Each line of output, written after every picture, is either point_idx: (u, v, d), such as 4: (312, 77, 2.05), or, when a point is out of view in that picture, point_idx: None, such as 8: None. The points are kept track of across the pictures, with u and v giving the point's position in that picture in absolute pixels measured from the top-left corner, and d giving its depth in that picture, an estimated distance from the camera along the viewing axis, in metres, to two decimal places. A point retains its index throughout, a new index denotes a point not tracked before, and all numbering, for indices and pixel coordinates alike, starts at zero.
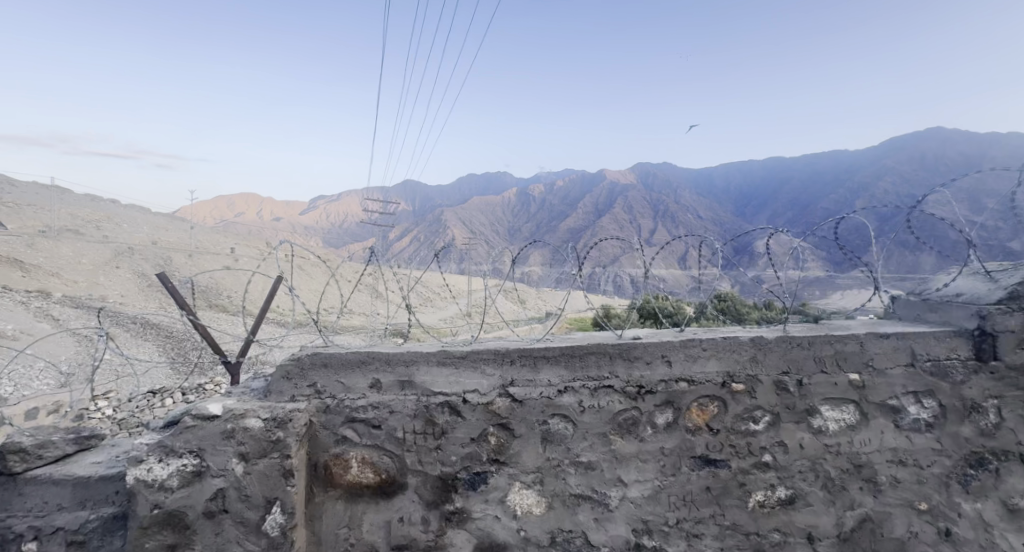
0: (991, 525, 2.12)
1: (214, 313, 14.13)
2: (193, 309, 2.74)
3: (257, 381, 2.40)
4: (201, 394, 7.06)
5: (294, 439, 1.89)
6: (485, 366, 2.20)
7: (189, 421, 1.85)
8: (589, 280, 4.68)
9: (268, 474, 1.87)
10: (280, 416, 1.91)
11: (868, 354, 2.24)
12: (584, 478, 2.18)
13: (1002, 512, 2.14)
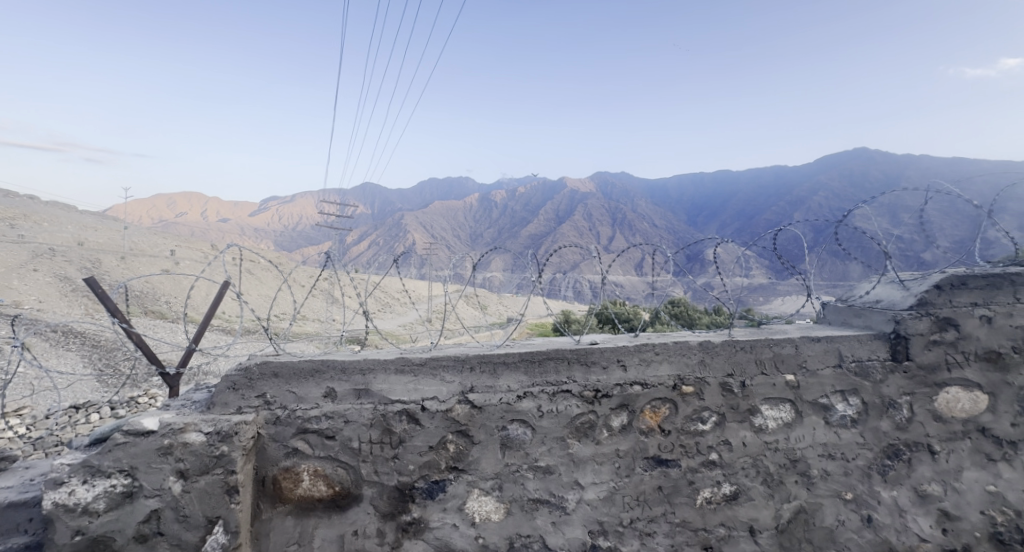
0: (905, 511, 2.30)
1: (150, 322, 13.36)
2: (127, 316, 2.58)
3: (200, 393, 2.32)
4: (133, 408, 6.66)
5: (239, 453, 1.85)
6: (445, 373, 2.22)
7: (120, 439, 1.77)
8: (550, 286, 4.74)
9: (210, 492, 1.82)
10: (225, 429, 1.86)
11: (802, 356, 2.40)
12: (542, 482, 2.23)
13: (915, 499, 2.32)
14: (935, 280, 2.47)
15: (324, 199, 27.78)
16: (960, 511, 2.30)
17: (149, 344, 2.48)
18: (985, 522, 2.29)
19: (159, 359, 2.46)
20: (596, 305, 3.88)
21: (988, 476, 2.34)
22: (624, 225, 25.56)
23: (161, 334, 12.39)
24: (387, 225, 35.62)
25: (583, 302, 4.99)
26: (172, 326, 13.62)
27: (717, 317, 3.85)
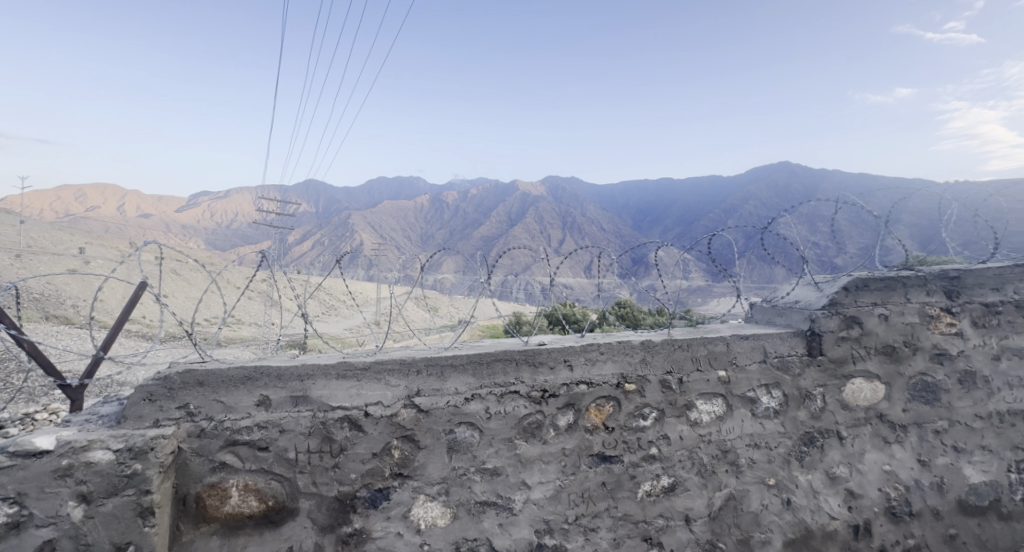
0: (819, 493, 2.49)
1: (54, 329, 12.15)
2: (18, 321, 2.30)
3: (108, 407, 2.15)
4: (28, 426, 6.04)
5: (155, 471, 1.74)
6: (390, 377, 2.18)
7: (5, 462, 1.61)
8: (501, 288, 4.76)
9: (119, 516, 1.69)
10: (138, 446, 1.74)
11: (733, 353, 2.54)
12: (489, 484, 2.24)
13: (827, 481, 2.51)
14: (843, 282, 2.69)
15: (263, 197, 26.47)
16: (862, 489, 2.51)
17: (46, 353, 2.23)
18: (882, 498, 2.50)
19: (59, 369, 2.24)
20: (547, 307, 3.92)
21: (885, 457, 2.57)
22: (571, 227, 26.00)
23: (67, 343, 11.31)
24: (331, 224, 34.47)
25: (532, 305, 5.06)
26: (82, 333, 12.49)
27: (658, 317, 4.02)
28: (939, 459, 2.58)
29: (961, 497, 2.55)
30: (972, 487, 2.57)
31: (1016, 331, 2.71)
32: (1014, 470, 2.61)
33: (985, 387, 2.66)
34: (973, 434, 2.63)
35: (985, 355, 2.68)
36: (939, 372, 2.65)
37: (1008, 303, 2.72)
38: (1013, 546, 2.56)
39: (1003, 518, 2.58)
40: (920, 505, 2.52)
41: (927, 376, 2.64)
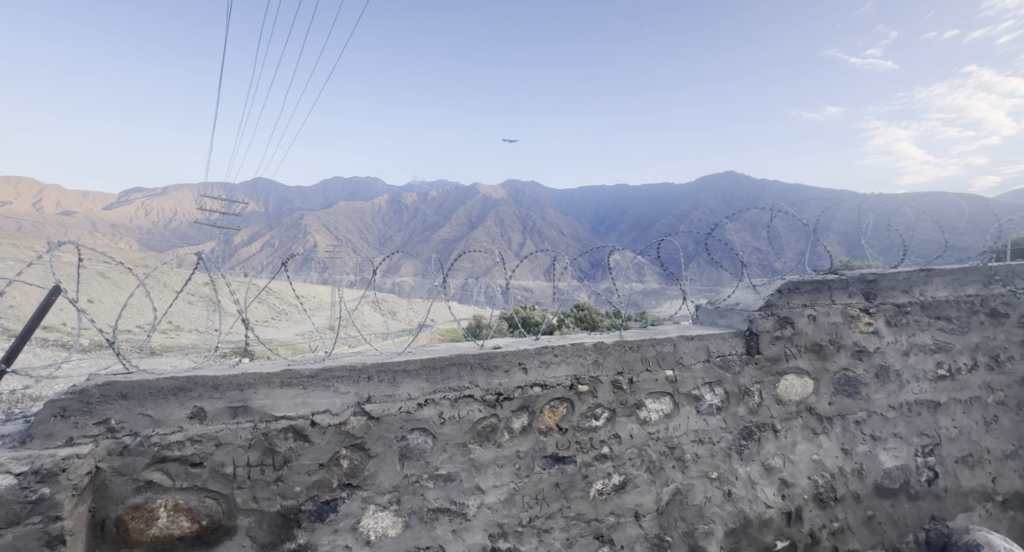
0: (756, 483, 2.62)
1: None
2: None
3: (12, 425, 1.97)
4: None
5: (66, 495, 1.65)
6: (338, 384, 2.12)
7: None
8: (461, 291, 4.72)
9: (23, 545, 1.59)
10: (46, 468, 1.64)
11: (679, 353, 2.64)
12: (442, 491, 2.21)
13: (763, 472, 2.64)
14: (778, 284, 2.84)
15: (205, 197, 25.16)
16: (794, 478, 2.66)
17: None
18: (811, 485, 2.66)
19: None
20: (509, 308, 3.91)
21: (813, 447, 2.73)
22: (527, 230, 26.19)
23: None
24: (280, 226, 33.19)
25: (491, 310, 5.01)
26: None
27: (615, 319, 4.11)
28: (859, 447, 2.78)
29: (877, 481, 2.75)
30: (886, 471, 2.77)
31: (923, 328, 2.95)
32: (922, 454, 2.84)
33: (896, 380, 2.88)
34: (888, 423, 2.84)
35: (897, 351, 2.90)
36: (859, 367, 2.85)
37: (915, 304, 2.96)
38: (920, 523, 2.78)
39: (912, 498, 2.80)
40: (844, 490, 2.70)
41: (849, 371, 2.83)
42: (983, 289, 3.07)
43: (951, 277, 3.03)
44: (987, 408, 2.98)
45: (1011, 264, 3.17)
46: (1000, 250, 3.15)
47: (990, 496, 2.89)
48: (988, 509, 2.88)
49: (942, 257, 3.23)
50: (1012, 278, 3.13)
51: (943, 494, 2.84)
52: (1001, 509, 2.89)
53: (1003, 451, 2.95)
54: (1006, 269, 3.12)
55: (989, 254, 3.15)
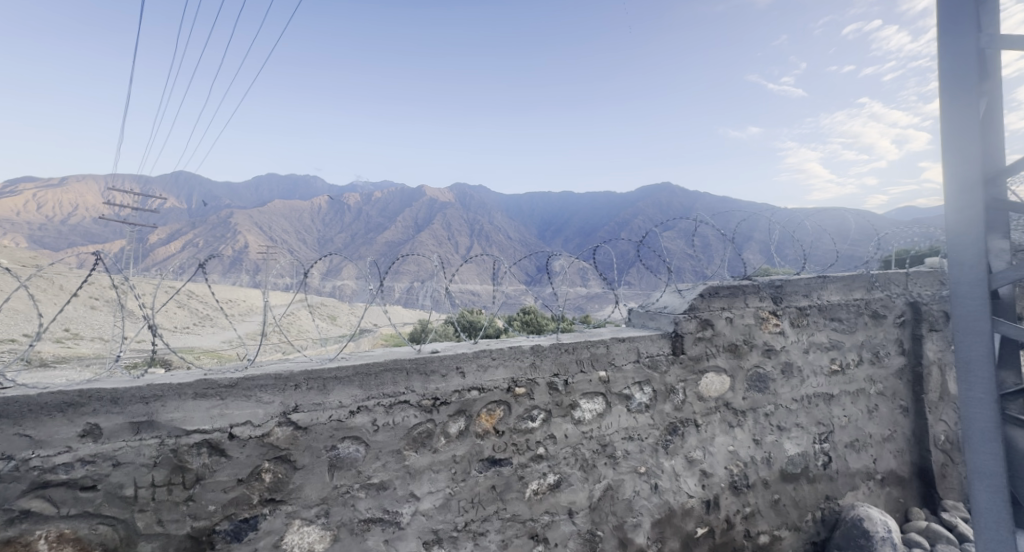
0: (680, 475, 2.75)
1: None
2: None
3: None
4: None
5: None
6: (261, 394, 2.00)
7: None
8: (405, 295, 4.61)
9: None
10: None
11: (612, 354, 2.71)
12: (375, 500, 2.15)
13: (686, 464, 2.78)
14: (701, 288, 3.00)
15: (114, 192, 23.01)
16: (713, 469, 2.82)
17: None
18: (727, 474, 2.85)
19: None
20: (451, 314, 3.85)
21: (729, 439, 2.90)
22: (468, 233, 26.14)
23: None
24: (204, 225, 30.99)
25: (435, 315, 4.86)
26: None
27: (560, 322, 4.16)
28: (767, 437, 2.99)
29: (782, 467, 2.98)
30: (790, 458, 3.01)
31: (819, 328, 3.22)
32: (819, 441, 3.10)
33: (798, 375, 3.13)
34: (792, 414, 3.08)
35: (799, 349, 3.15)
36: (768, 364, 3.06)
37: (814, 306, 3.23)
38: (816, 503, 3.05)
39: (811, 481, 3.05)
40: (755, 478, 2.91)
41: (760, 369, 3.04)
42: (867, 293, 3.39)
43: (842, 283, 3.33)
44: (870, 398, 3.30)
45: (889, 272, 3.50)
46: (881, 259, 3.49)
47: (871, 475, 3.21)
48: (870, 487, 3.19)
49: (838, 265, 3.54)
50: (890, 284, 3.46)
51: (835, 475, 3.12)
52: (880, 486, 3.22)
53: (882, 435, 3.28)
54: (885, 277, 3.45)
55: (873, 263, 3.49)
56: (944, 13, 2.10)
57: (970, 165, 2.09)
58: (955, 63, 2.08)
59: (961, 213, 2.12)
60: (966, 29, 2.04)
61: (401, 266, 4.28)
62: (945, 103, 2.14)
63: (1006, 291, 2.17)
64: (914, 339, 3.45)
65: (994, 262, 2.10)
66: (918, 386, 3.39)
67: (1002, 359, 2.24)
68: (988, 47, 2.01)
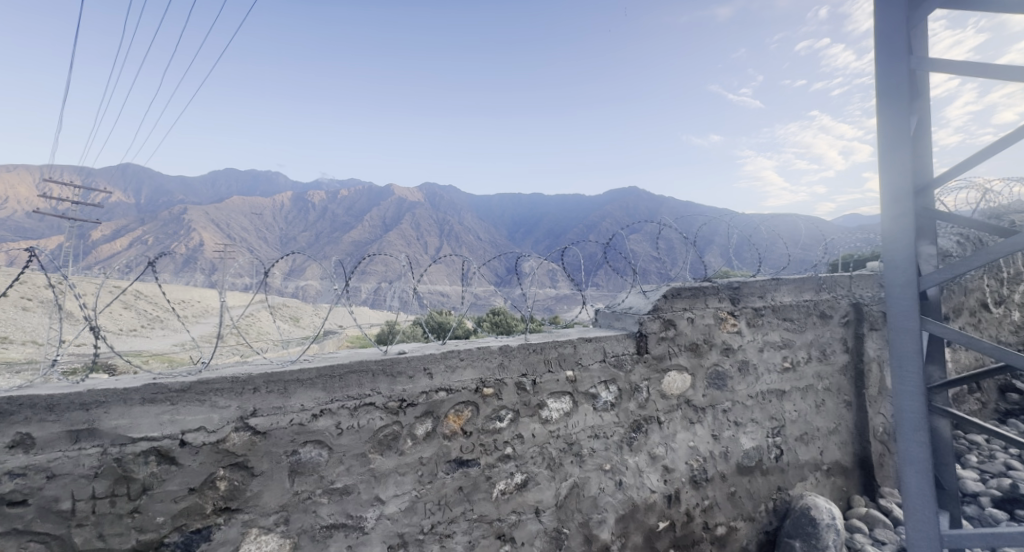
0: (643, 471, 2.79)
1: None
2: None
3: None
4: None
5: None
6: (216, 398, 1.92)
7: None
8: (373, 296, 4.49)
9: None
10: None
11: (579, 354, 2.72)
12: (337, 505, 2.08)
13: (650, 460, 2.82)
14: (665, 289, 3.05)
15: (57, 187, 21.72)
16: (674, 464, 2.88)
17: None
18: (688, 469, 2.90)
19: None
20: (418, 315, 3.76)
21: (690, 435, 2.96)
22: (437, 234, 25.95)
23: None
24: (157, 222, 29.61)
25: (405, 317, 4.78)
26: None
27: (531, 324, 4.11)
28: (725, 432, 3.06)
29: (739, 461, 3.06)
30: (745, 452, 3.09)
31: (773, 328, 3.33)
32: (772, 435, 3.21)
33: (754, 372, 3.22)
34: (747, 409, 3.17)
35: (755, 348, 3.25)
36: (726, 362, 3.14)
37: (768, 307, 3.33)
38: (769, 494, 3.15)
39: (765, 474, 3.15)
40: (713, 472, 2.98)
41: (719, 367, 3.11)
42: (816, 295, 3.53)
43: (794, 285, 3.45)
44: (818, 393, 3.43)
45: (835, 274, 3.66)
46: (828, 263, 3.64)
47: (819, 465, 3.34)
48: (817, 477, 3.32)
49: (789, 268, 3.68)
50: (836, 286, 3.61)
51: (787, 467, 3.23)
52: (826, 476, 3.35)
53: (828, 428, 3.41)
54: (832, 279, 3.59)
55: (821, 266, 3.63)
56: (881, 34, 2.21)
57: (901, 176, 2.20)
58: (889, 79, 2.19)
59: (894, 220, 2.22)
60: (899, 50, 2.15)
61: (368, 267, 4.17)
62: (880, 118, 2.24)
63: (932, 293, 2.36)
64: (856, 338, 3.61)
65: (923, 265, 2.28)
66: (859, 382, 3.55)
67: (929, 355, 2.41)
68: (918, 68, 2.13)
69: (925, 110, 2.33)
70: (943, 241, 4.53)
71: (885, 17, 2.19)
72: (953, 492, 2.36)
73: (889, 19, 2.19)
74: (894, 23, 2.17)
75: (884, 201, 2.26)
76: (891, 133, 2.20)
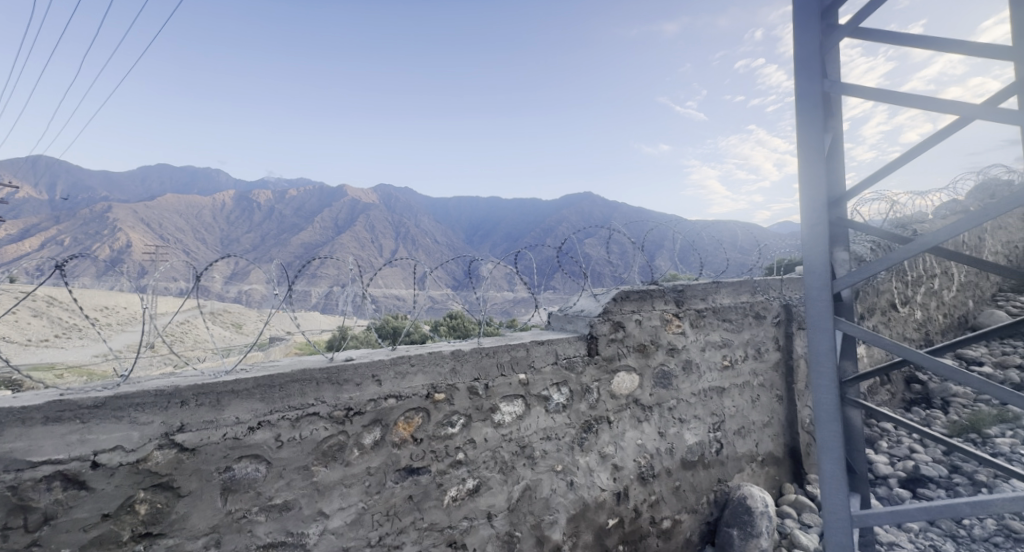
0: (594, 470, 2.81)
1: None
2: None
3: None
4: None
5: None
6: (136, 414, 1.76)
7: None
8: (324, 300, 4.29)
9: None
10: None
11: (532, 357, 2.70)
12: (276, 522, 1.97)
13: (600, 459, 2.84)
14: (614, 292, 3.08)
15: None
16: (623, 462, 2.92)
17: None
18: (636, 466, 2.95)
19: None
20: (371, 319, 3.61)
21: (638, 433, 3.02)
22: (389, 236, 25.41)
23: None
24: (78, 221, 27.28)
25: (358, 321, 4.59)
26: None
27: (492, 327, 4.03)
28: (671, 429, 3.14)
29: (683, 456, 3.15)
30: (689, 447, 3.18)
31: (714, 328, 3.45)
32: (712, 430, 3.32)
33: (697, 371, 3.32)
34: (691, 406, 3.26)
35: (697, 347, 3.35)
36: (671, 362, 3.22)
37: (710, 308, 3.45)
38: (710, 486, 3.25)
39: (706, 467, 3.25)
40: (659, 468, 3.05)
41: (665, 367, 3.19)
42: (752, 297, 3.69)
43: (732, 287, 3.59)
44: (753, 389, 3.58)
45: (769, 278, 3.84)
46: (764, 266, 3.81)
47: (754, 457, 3.49)
48: (753, 468, 3.47)
49: (729, 271, 3.82)
50: (769, 288, 3.80)
51: (726, 460, 3.35)
52: (761, 466, 3.51)
53: (763, 422, 3.57)
54: (765, 282, 3.77)
55: (757, 270, 3.80)
56: (798, 57, 2.28)
57: (818, 191, 2.26)
58: (806, 100, 2.26)
59: (812, 230, 2.28)
60: (815, 73, 2.23)
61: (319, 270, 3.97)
62: (799, 135, 2.30)
63: (847, 295, 2.52)
64: (787, 337, 3.81)
65: (839, 270, 2.42)
66: (789, 377, 3.75)
67: (845, 350, 2.58)
68: (832, 91, 2.21)
69: (838, 129, 2.44)
70: (857, 246, 4.88)
71: (801, 41, 2.27)
72: (862, 475, 2.50)
73: (805, 43, 2.26)
74: (809, 49, 2.25)
75: (804, 210, 2.30)
76: (809, 151, 2.27)
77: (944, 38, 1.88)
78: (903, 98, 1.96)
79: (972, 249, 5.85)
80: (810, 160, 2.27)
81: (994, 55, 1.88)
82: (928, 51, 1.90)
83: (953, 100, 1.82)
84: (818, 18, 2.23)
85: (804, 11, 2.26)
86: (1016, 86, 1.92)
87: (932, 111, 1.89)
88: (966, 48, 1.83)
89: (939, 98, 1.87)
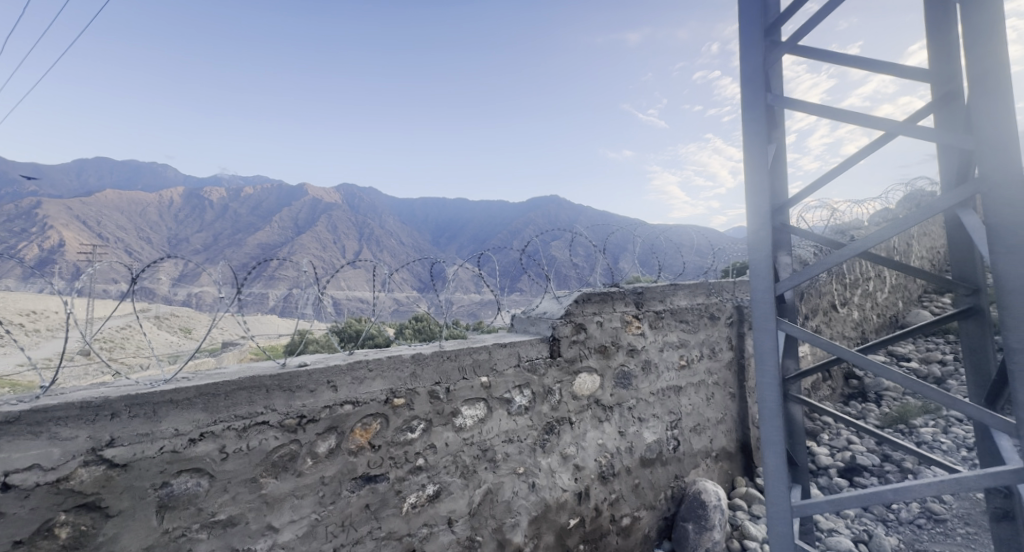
0: (555, 471, 2.80)
1: None
2: None
3: None
4: None
5: None
6: (57, 429, 1.62)
7: None
8: (281, 303, 4.09)
9: None
10: None
11: (494, 360, 2.67)
12: (220, 539, 1.85)
13: (561, 460, 2.84)
14: (576, 294, 3.07)
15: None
16: (584, 461, 2.92)
17: None
18: (597, 465, 2.97)
19: None
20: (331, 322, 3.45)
21: (599, 433, 3.03)
22: (349, 237, 24.86)
23: None
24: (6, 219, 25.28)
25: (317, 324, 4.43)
26: None
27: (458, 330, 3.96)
28: (631, 428, 3.17)
29: (642, 454, 3.19)
30: (648, 445, 3.23)
31: (671, 329, 3.51)
32: (670, 428, 3.37)
33: (655, 370, 3.37)
34: (650, 405, 3.31)
35: (656, 348, 3.40)
36: (631, 362, 3.26)
37: (668, 310, 3.51)
38: (668, 483, 3.30)
39: (664, 464, 3.30)
40: (619, 467, 3.07)
41: (625, 368, 3.22)
42: (707, 298, 3.78)
43: (688, 289, 3.67)
44: (708, 387, 3.67)
45: (722, 280, 3.95)
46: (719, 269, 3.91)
47: (709, 453, 3.57)
48: (708, 463, 3.55)
49: (686, 273, 3.90)
50: (722, 290, 3.91)
51: (683, 457, 3.41)
52: (715, 461, 3.60)
53: (717, 418, 3.67)
54: (719, 284, 3.88)
55: (713, 272, 3.89)
56: (744, 72, 2.34)
57: (762, 200, 2.32)
58: (752, 112, 2.32)
59: (757, 237, 2.34)
60: (759, 87, 2.30)
61: (275, 271, 3.78)
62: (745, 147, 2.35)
63: (790, 296, 2.63)
64: (739, 337, 3.93)
65: (784, 272, 2.51)
66: (741, 375, 3.87)
67: (790, 348, 2.68)
68: (775, 105, 2.28)
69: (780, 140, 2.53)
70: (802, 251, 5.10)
71: (744, 58, 2.33)
72: (802, 467, 2.59)
73: (749, 58, 2.32)
74: (754, 64, 2.31)
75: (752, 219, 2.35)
76: (754, 162, 2.33)
77: (874, 59, 1.97)
78: (840, 114, 2.04)
79: (903, 253, 6.24)
80: (755, 169, 2.33)
81: (919, 76, 2.00)
82: (861, 70, 2.00)
83: (883, 117, 1.91)
84: (760, 34, 2.29)
85: (748, 28, 2.32)
86: (934, 105, 2.05)
87: (865, 126, 1.98)
88: (893, 68, 1.93)
89: (871, 114, 1.97)
